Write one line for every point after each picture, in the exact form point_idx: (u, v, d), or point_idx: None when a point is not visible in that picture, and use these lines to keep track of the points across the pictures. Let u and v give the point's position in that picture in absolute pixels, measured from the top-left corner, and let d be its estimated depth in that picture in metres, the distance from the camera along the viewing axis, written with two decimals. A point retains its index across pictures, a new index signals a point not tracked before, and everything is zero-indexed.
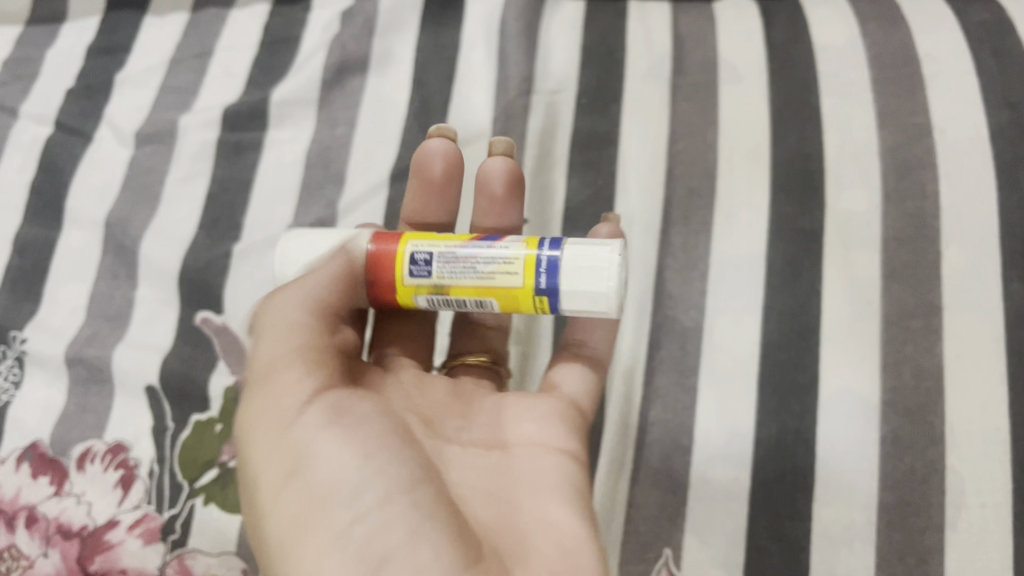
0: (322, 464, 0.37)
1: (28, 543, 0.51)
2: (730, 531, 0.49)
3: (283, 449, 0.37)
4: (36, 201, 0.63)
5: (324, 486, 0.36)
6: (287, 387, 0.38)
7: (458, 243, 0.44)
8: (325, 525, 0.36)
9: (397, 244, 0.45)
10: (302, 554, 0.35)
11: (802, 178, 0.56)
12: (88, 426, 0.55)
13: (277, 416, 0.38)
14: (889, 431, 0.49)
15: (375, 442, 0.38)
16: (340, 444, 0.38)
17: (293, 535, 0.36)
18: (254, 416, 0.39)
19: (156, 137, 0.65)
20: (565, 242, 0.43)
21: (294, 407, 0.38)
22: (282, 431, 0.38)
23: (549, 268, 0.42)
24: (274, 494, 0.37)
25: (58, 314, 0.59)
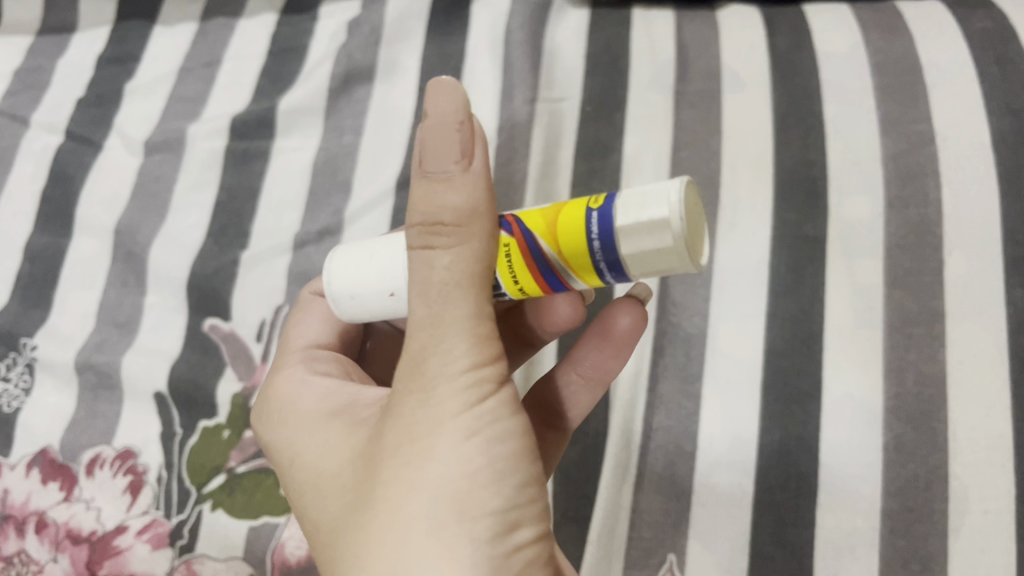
0: (471, 439, 0.33)
1: (38, 548, 0.52)
2: (733, 536, 0.49)
3: (464, 410, 0.33)
4: (46, 210, 0.63)
5: (486, 468, 0.32)
6: (442, 356, 0.33)
7: None
8: (476, 508, 0.32)
9: None
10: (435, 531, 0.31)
11: (805, 185, 0.57)
12: (98, 432, 0.56)
13: (460, 393, 0.33)
14: (892, 438, 0.49)
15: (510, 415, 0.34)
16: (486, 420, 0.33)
17: (429, 512, 0.31)
18: (430, 381, 0.33)
19: (165, 146, 0.66)
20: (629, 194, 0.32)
21: (487, 390, 0.33)
22: (474, 412, 0.33)
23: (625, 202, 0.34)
24: (426, 459, 0.32)
25: (67, 320, 0.60)
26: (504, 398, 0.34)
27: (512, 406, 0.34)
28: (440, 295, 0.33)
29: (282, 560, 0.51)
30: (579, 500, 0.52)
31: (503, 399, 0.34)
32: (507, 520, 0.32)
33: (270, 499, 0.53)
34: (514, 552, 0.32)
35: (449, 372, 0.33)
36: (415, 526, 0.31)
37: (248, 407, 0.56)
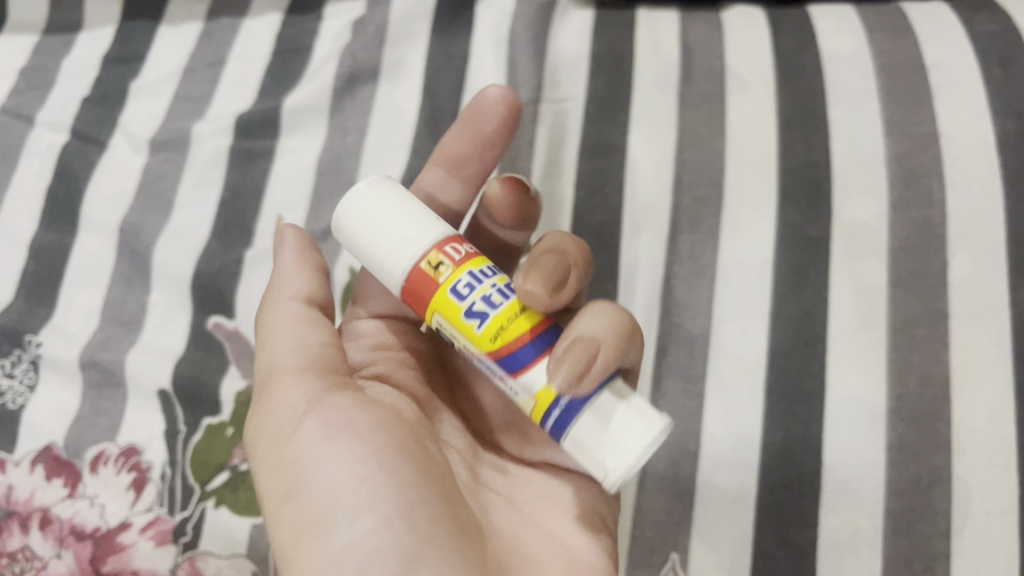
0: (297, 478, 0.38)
1: (42, 544, 0.52)
2: (736, 536, 0.49)
3: (281, 460, 0.39)
4: (51, 208, 0.63)
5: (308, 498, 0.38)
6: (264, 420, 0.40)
7: (476, 354, 0.38)
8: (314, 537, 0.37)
9: (424, 309, 0.39)
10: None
11: (809, 186, 0.57)
12: (101, 429, 0.56)
13: (270, 449, 0.40)
14: (895, 438, 0.49)
15: (335, 431, 0.39)
16: (307, 453, 0.39)
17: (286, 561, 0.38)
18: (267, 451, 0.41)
19: (170, 145, 0.66)
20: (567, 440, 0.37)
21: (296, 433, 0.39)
22: (282, 459, 0.39)
23: (557, 425, 0.37)
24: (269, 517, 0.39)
25: (71, 318, 0.60)
26: (310, 421, 0.39)
27: (325, 424, 0.39)
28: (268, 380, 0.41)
29: None
30: None
31: (307, 424, 0.39)
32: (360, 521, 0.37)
33: None
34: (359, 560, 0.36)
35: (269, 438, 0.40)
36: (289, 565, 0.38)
37: (252, 405, 0.56)
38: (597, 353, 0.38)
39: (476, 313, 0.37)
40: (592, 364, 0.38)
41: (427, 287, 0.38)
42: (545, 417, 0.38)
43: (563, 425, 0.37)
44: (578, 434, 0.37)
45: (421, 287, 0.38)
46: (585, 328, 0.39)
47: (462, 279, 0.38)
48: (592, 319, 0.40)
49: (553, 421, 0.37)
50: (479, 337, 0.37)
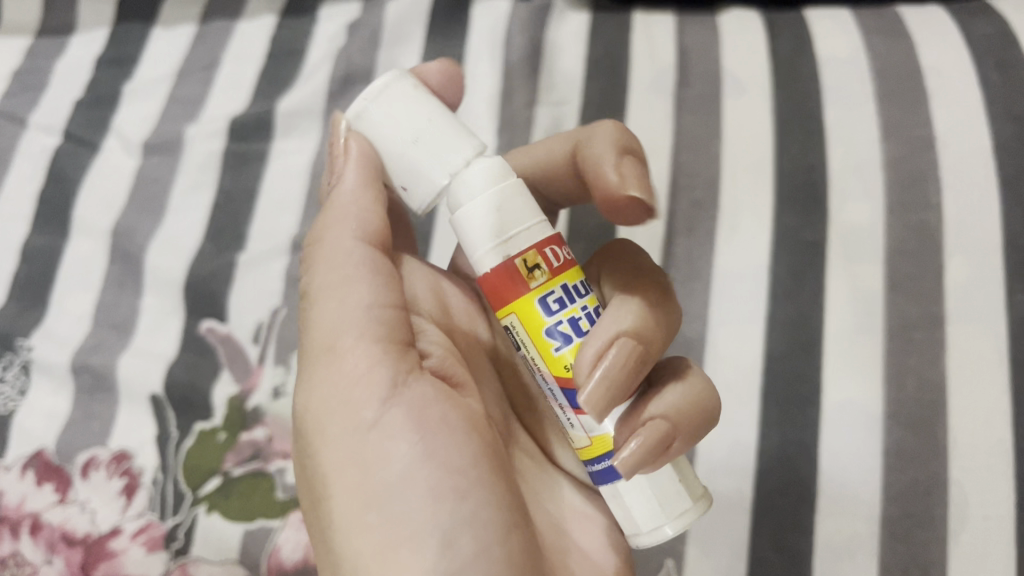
0: (414, 504, 0.35)
1: (32, 549, 0.51)
2: (733, 541, 0.49)
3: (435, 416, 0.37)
4: (43, 211, 0.63)
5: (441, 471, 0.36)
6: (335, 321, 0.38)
7: (541, 368, 0.37)
8: (411, 560, 0.34)
9: (501, 305, 0.36)
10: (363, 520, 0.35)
11: (806, 189, 0.57)
12: (93, 434, 0.55)
13: (331, 369, 0.37)
14: (892, 443, 0.49)
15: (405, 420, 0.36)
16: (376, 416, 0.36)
17: (353, 492, 0.35)
18: (343, 459, 0.36)
19: (164, 148, 0.65)
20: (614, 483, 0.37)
21: (403, 467, 0.35)
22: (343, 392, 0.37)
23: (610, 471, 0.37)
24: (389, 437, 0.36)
25: (63, 321, 0.59)
26: (397, 417, 0.36)
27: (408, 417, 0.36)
28: (386, 359, 0.37)
29: (277, 564, 0.51)
30: None
31: (427, 446, 0.36)
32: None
33: (266, 502, 0.53)
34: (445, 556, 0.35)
35: (367, 439, 0.36)
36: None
37: (244, 410, 0.56)
38: (671, 436, 0.38)
39: (561, 334, 0.36)
40: (659, 449, 0.37)
41: (515, 290, 0.35)
42: (601, 458, 0.37)
43: (609, 477, 0.37)
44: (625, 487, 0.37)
45: (511, 279, 0.35)
46: (656, 405, 0.39)
47: (555, 295, 0.36)
48: (669, 399, 0.39)
49: (602, 468, 0.38)
50: (554, 359, 0.36)
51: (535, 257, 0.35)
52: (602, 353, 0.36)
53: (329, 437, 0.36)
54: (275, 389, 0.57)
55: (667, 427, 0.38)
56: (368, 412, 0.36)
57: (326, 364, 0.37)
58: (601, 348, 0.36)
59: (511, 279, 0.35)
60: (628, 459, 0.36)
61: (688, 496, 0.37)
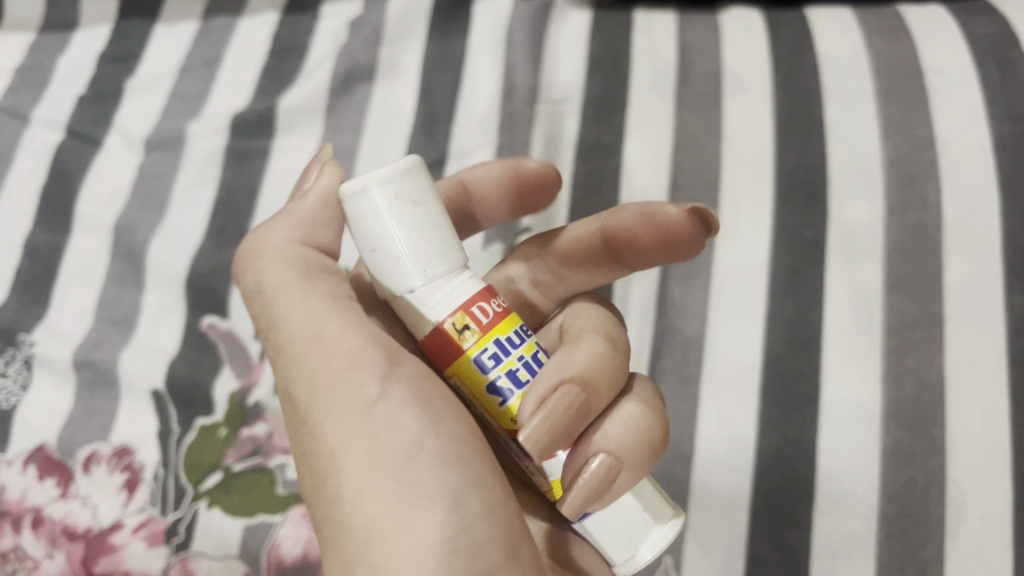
0: (425, 469, 0.33)
1: (34, 544, 0.52)
2: (730, 539, 0.49)
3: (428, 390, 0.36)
4: (45, 206, 0.63)
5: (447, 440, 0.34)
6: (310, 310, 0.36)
7: (491, 419, 0.36)
8: (429, 524, 0.32)
9: (441, 364, 0.35)
10: (368, 490, 0.33)
11: (805, 188, 0.57)
12: (94, 429, 0.56)
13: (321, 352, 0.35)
14: (889, 442, 0.49)
15: (408, 393, 0.35)
16: (383, 389, 0.35)
17: (354, 463, 0.33)
18: (348, 435, 0.34)
19: (166, 144, 0.66)
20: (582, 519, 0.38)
21: (410, 438, 0.34)
22: (344, 372, 0.35)
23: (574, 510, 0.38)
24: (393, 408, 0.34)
25: (65, 317, 0.60)
26: (399, 392, 0.35)
27: (413, 392, 0.35)
28: (376, 341, 0.36)
29: (277, 559, 0.51)
30: None
31: (430, 414, 0.35)
32: (458, 550, 0.32)
33: (266, 498, 0.53)
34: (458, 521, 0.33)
35: (372, 415, 0.34)
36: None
37: (245, 405, 0.56)
38: (618, 469, 0.37)
39: (499, 390, 0.35)
40: (603, 489, 0.36)
41: (451, 352, 0.34)
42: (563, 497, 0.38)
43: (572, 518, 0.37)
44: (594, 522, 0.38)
45: (438, 342, 0.34)
46: (605, 437, 0.37)
47: (486, 352, 0.34)
48: (618, 427, 0.38)
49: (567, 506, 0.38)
50: (498, 416, 0.35)
51: (462, 317, 0.34)
52: (544, 397, 0.35)
53: (329, 415, 0.34)
54: (275, 385, 0.57)
55: (612, 461, 0.37)
56: (370, 387, 0.35)
57: (315, 350, 0.35)
58: (545, 392, 0.35)
59: (448, 341, 0.34)
60: (572, 504, 0.36)
61: (654, 522, 0.38)
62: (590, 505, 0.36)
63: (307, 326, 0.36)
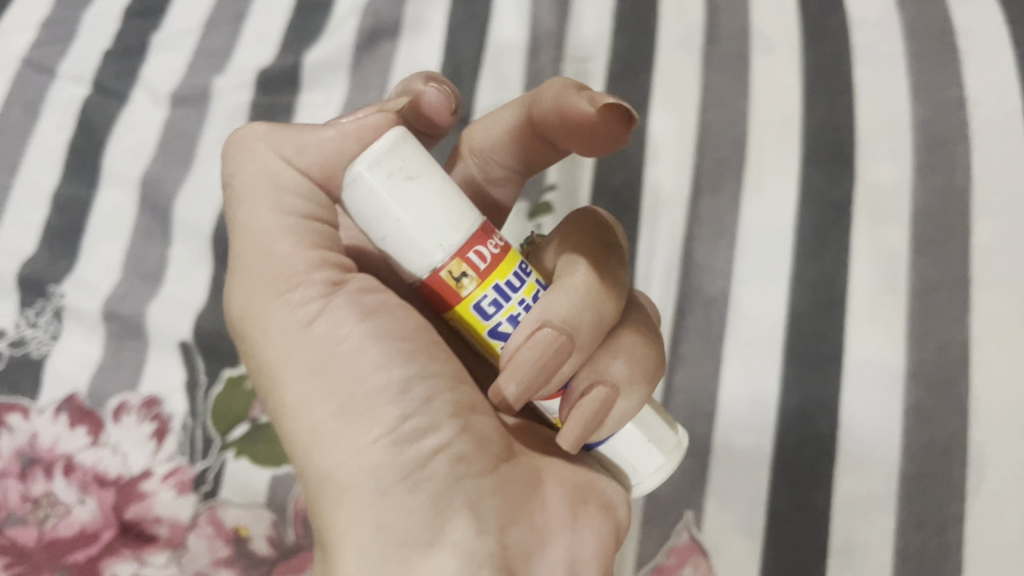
0: (364, 372, 0.37)
1: (65, 489, 0.53)
2: (750, 495, 0.50)
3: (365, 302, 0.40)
4: (72, 159, 0.63)
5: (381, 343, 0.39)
6: (264, 236, 0.39)
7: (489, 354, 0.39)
8: (374, 418, 0.37)
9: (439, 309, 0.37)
10: (316, 394, 0.37)
11: (831, 150, 0.56)
12: (123, 379, 0.57)
13: (273, 276, 0.39)
14: (912, 402, 0.49)
15: (349, 305, 0.39)
16: (328, 306, 0.39)
17: (302, 372, 0.37)
18: (288, 351, 0.38)
19: (191, 100, 0.66)
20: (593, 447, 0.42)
21: (351, 345, 0.38)
22: (288, 293, 0.38)
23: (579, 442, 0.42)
24: (336, 321, 0.38)
25: (93, 270, 0.60)
26: (338, 306, 0.39)
27: (354, 305, 0.39)
28: (322, 263, 0.40)
29: (304, 509, 0.53)
30: None
31: (365, 323, 0.39)
32: (402, 435, 0.37)
33: None
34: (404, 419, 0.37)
35: (311, 329, 0.38)
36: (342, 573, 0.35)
37: None
38: (614, 402, 0.40)
39: (502, 333, 0.37)
40: (601, 414, 0.40)
41: (449, 299, 0.36)
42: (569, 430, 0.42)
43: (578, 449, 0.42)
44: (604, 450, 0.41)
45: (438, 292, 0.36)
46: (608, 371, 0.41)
47: (487, 296, 0.36)
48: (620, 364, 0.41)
49: None
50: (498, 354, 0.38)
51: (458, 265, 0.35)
52: (519, 350, 0.38)
53: (273, 332, 0.38)
54: None
55: (609, 397, 0.40)
56: (312, 304, 0.38)
57: (268, 270, 0.39)
58: (519, 343, 0.38)
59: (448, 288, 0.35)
60: (566, 440, 0.39)
61: (661, 454, 0.41)
62: (590, 435, 0.40)
63: (262, 251, 0.39)
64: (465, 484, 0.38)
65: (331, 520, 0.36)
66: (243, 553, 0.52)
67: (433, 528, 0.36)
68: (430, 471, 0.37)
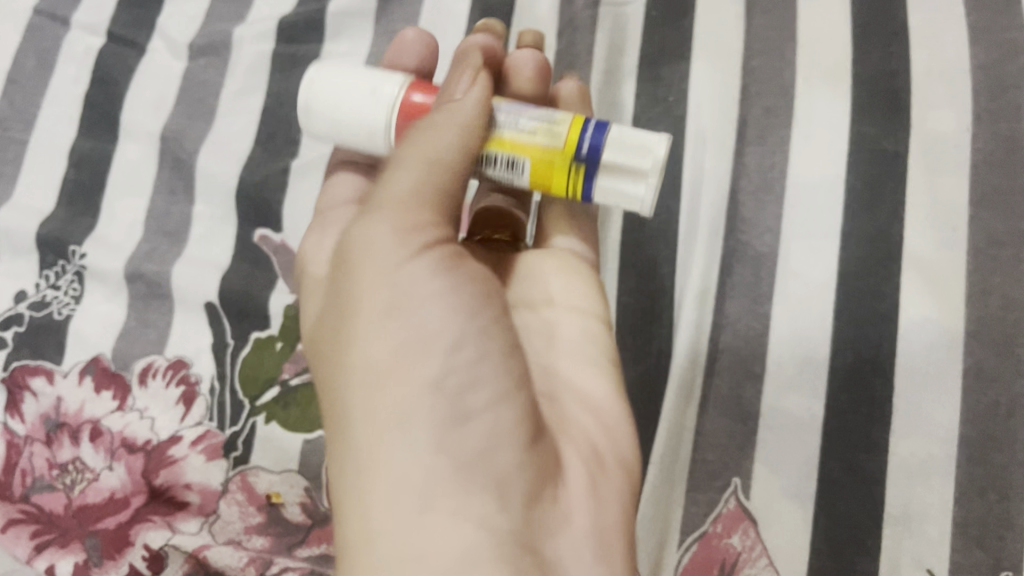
0: (385, 344, 0.35)
1: (93, 455, 0.52)
2: (802, 460, 0.47)
3: (423, 263, 0.37)
4: (90, 114, 0.61)
5: (468, 319, 0.36)
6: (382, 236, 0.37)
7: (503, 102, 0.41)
8: (417, 361, 0.35)
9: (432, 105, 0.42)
10: (362, 333, 0.35)
11: (886, 97, 0.53)
12: (150, 341, 0.55)
13: (382, 255, 0.36)
14: (972, 362, 0.46)
15: (458, 283, 0.37)
16: (417, 281, 0.36)
17: (360, 319, 0.36)
18: (374, 288, 0.36)
19: (211, 50, 0.63)
20: (606, 147, 0.38)
21: (443, 322, 0.36)
22: (397, 272, 0.36)
23: (596, 132, 0.38)
24: (424, 290, 0.36)
25: (115, 229, 0.58)
26: (426, 271, 0.36)
27: (440, 270, 0.37)
28: (420, 249, 0.37)
29: None
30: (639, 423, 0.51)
31: (428, 293, 0.36)
32: (443, 388, 0.35)
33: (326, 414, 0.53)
34: (450, 381, 0.35)
35: (417, 289, 0.36)
36: (369, 529, 0.33)
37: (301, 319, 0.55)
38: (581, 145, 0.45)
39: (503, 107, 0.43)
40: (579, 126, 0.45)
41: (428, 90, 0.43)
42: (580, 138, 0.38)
43: (600, 138, 0.38)
44: (616, 136, 0.38)
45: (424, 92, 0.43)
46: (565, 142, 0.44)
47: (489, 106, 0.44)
48: None
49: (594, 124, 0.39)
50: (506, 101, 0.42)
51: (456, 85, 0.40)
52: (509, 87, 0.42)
53: (379, 291, 0.36)
54: None
55: None
56: (421, 265, 0.36)
57: (386, 254, 0.36)
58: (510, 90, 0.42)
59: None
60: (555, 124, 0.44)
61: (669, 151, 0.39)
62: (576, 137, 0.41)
63: (360, 241, 0.37)
64: (481, 462, 0.34)
65: (345, 494, 0.35)
66: (277, 519, 0.51)
67: (436, 507, 0.33)
68: (470, 425, 0.35)
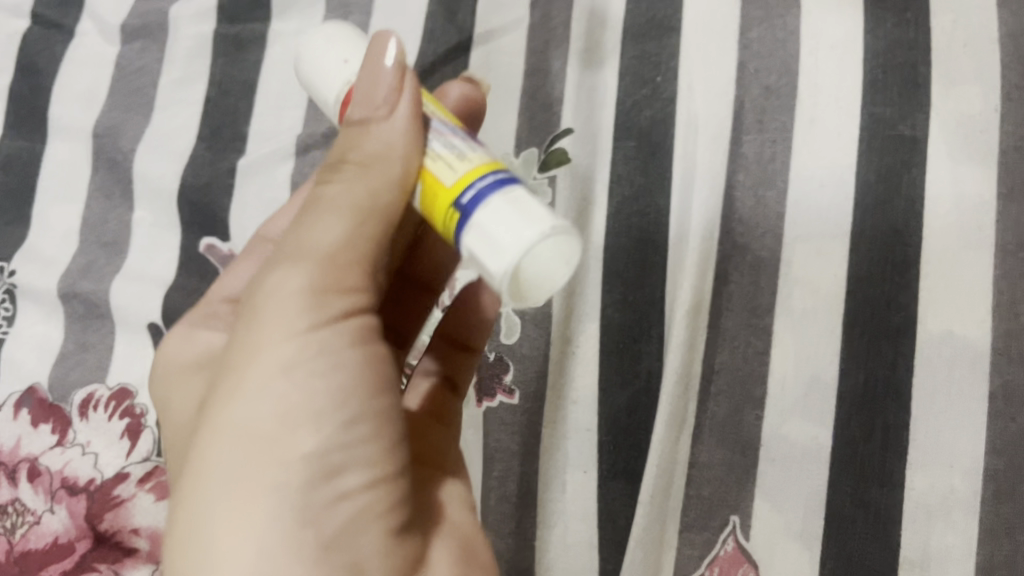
0: (268, 413, 0.30)
1: (33, 497, 0.47)
2: (807, 496, 0.43)
3: (307, 340, 0.31)
4: (16, 109, 0.55)
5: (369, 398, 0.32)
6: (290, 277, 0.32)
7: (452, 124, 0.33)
8: (288, 455, 0.30)
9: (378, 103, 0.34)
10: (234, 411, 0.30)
11: (904, 72, 0.46)
12: (90, 369, 0.50)
13: (272, 318, 0.31)
14: (1000, 384, 0.41)
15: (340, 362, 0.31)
16: (309, 361, 0.31)
17: (244, 379, 0.31)
18: (273, 347, 0.31)
19: (145, 32, 0.56)
20: (492, 197, 0.29)
21: (343, 395, 0.31)
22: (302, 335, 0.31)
23: (479, 190, 0.29)
24: (327, 354, 0.31)
25: (48, 240, 0.53)
26: (315, 358, 0.31)
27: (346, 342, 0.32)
28: (347, 295, 0.32)
29: None
30: (629, 453, 0.47)
31: (335, 366, 0.31)
32: (312, 485, 0.30)
33: None
34: (336, 477, 0.31)
35: (313, 356, 0.31)
36: None
37: None
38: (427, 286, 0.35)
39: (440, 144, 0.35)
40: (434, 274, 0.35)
41: None
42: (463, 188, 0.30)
43: (479, 198, 0.29)
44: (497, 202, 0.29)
45: None
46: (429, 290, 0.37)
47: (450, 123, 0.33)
48: None
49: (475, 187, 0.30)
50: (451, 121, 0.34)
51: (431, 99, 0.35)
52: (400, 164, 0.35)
53: (266, 347, 0.31)
54: None
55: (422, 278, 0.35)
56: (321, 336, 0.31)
57: (282, 315, 0.31)
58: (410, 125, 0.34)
59: None
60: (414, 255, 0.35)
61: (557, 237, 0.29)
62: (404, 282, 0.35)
63: (276, 283, 0.32)
64: (333, 552, 0.30)
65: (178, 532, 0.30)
66: None
67: None
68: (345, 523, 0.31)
